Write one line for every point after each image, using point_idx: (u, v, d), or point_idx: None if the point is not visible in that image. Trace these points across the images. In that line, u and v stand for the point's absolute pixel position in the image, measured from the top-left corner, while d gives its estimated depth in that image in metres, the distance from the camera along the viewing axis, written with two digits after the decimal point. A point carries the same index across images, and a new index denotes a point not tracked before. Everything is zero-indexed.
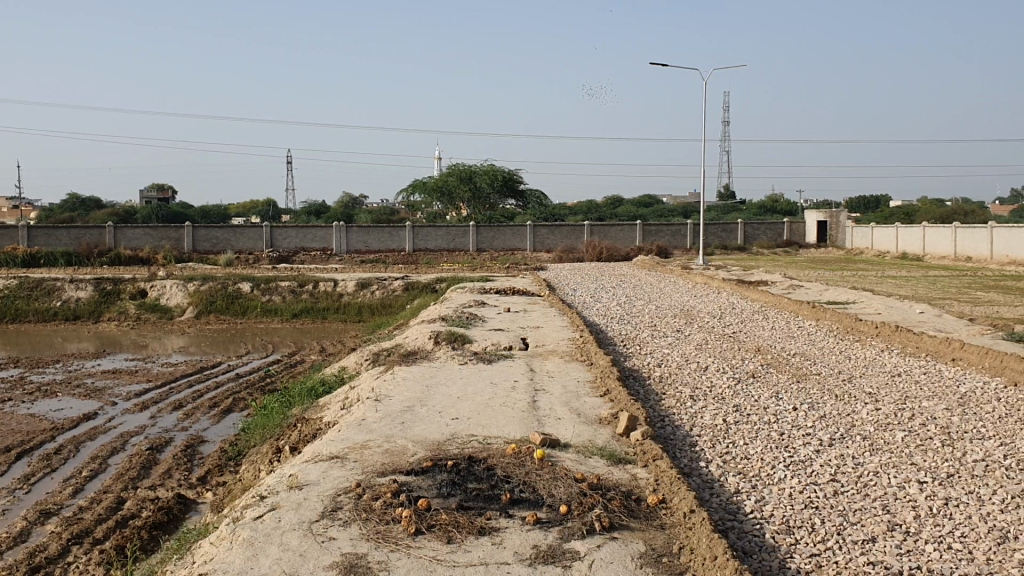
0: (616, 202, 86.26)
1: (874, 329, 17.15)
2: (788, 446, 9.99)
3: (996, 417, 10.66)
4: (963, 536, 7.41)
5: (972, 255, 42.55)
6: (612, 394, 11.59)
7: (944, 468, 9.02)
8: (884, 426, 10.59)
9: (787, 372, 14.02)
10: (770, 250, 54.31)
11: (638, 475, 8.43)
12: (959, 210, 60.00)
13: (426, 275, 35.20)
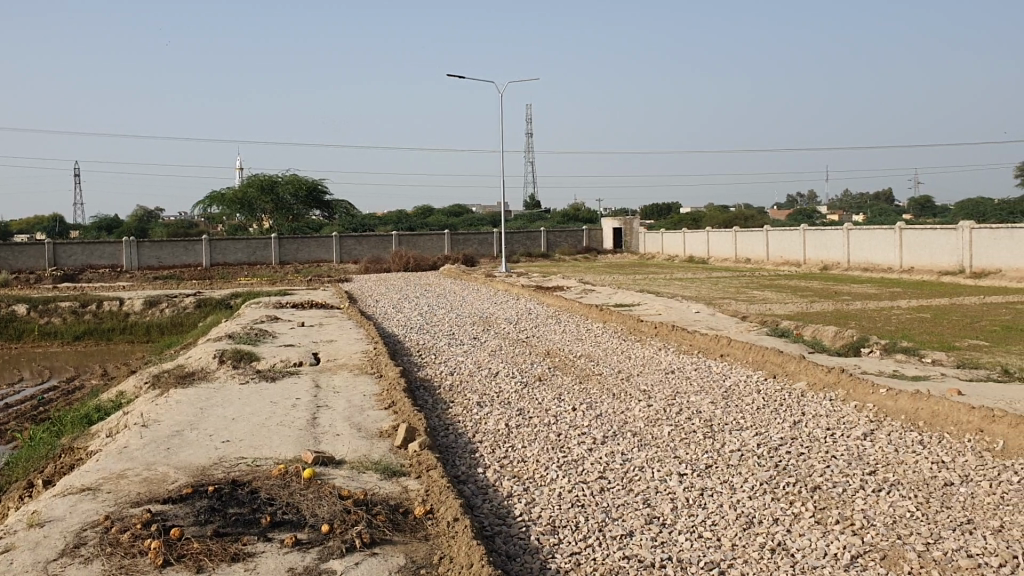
0: (425, 211, 86.75)
1: (654, 329, 17.98)
2: (563, 447, 10.25)
3: (754, 408, 11.37)
4: (713, 524, 7.80)
5: (751, 257, 45.65)
6: (396, 406, 11.50)
7: (702, 460, 9.51)
8: (654, 422, 11.07)
9: (572, 374, 14.45)
10: (572, 257, 56.10)
11: (409, 486, 8.35)
12: (739, 216, 64.35)
13: (221, 291, 33.92)
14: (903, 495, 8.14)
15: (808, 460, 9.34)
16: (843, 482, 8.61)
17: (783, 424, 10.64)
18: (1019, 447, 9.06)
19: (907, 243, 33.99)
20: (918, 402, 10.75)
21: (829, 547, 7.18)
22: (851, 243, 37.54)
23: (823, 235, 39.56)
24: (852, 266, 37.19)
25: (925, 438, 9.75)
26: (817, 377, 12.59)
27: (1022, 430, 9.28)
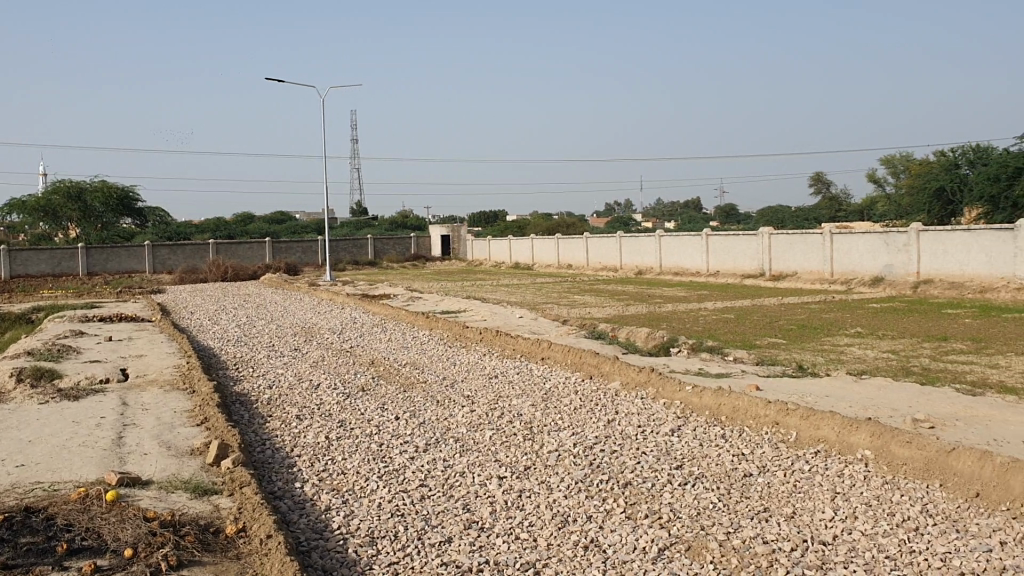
0: (247, 218, 84.22)
1: (477, 336, 18.21)
2: (384, 457, 10.19)
3: (571, 409, 11.71)
4: (529, 525, 7.96)
5: (572, 263, 46.97)
6: (209, 422, 11.08)
7: (522, 462, 9.69)
8: (475, 427, 11.19)
9: (395, 382, 14.37)
10: (399, 264, 55.87)
11: (221, 505, 8.07)
12: (562, 224, 66.18)
13: (20, 305, 31.58)
14: (707, 488, 8.56)
15: (620, 457, 9.71)
16: (652, 478, 8.99)
17: (599, 423, 11.01)
18: (809, 437, 9.76)
19: (714, 248, 35.97)
20: (721, 397, 11.40)
21: (638, 541, 7.44)
22: (663, 249, 39.35)
23: (637, 242, 41.23)
24: (664, 270, 39.00)
25: (728, 432, 10.34)
26: (630, 377, 13.11)
27: (813, 422, 9.98)
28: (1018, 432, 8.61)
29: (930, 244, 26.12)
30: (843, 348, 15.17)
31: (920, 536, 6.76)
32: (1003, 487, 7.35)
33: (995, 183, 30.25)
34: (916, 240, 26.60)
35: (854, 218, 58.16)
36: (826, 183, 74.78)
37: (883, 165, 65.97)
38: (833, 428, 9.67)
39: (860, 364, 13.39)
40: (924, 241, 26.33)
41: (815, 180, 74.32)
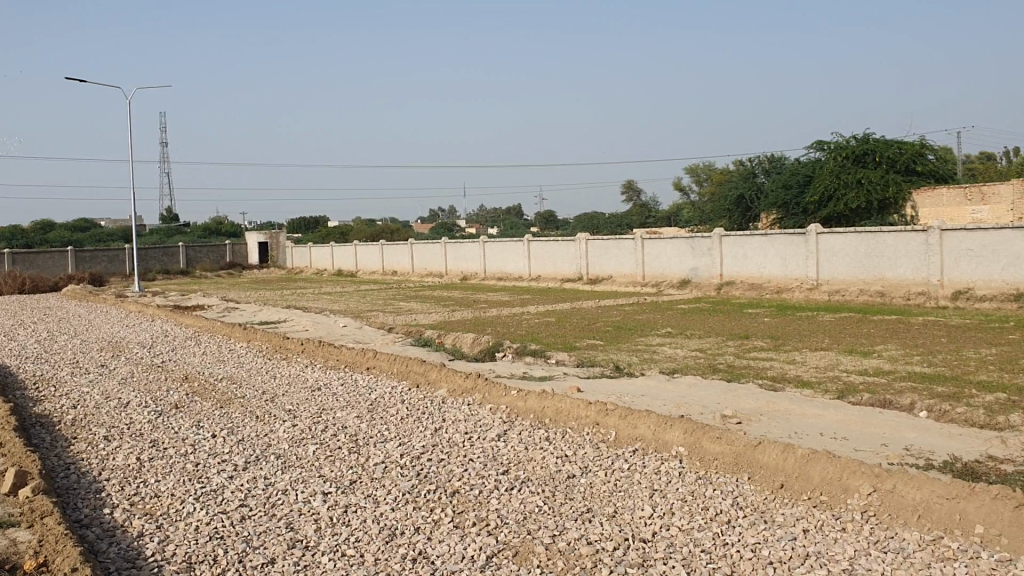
0: (45, 226, 78.58)
1: (299, 347, 17.75)
2: (202, 477, 9.73)
3: (397, 420, 11.60)
4: (356, 541, 7.81)
5: (397, 269, 46.73)
6: (5, 448, 10.21)
7: (347, 476, 9.51)
8: (298, 442, 10.88)
9: (213, 398, 13.75)
10: (215, 273, 53.71)
11: (19, 538, 7.45)
12: (385, 230, 65.75)
13: None
14: (533, 492, 8.68)
15: (447, 465, 9.70)
16: (479, 484, 9.03)
17: (425, 432, 10.97)
18: (628, 436, 10.10)
19: (535, 253, 36.74)
20: (545, 400, 11.63)
21: (466, 550, 7.42)
22: (487, 254, 39.84)
23: (461, 247, 41.52)
24: (488, 276, 39.47)
25: (551, 434, 10.55)
26: (456, 384, 13.14)
27: (631, 421, 10.34)
28: (815, 423, 9.22)
29: (732, 248, 27.71)
30: (657, 348, 15.82)
31: (731, 528, 7.08)
32: (802, 476, 7.82)
33: (787, 191, 32.44)
34: (720, 244, 28.11)
35: (663, 223, 60.94)
36: (638, 190, 77.93)
37: (689, 173, 69.40)
38: (650, 427, 10.04)
39: (672, 363, 13.99)
40: (727, 245, 27.90)
41: (627, 187, 77.30)
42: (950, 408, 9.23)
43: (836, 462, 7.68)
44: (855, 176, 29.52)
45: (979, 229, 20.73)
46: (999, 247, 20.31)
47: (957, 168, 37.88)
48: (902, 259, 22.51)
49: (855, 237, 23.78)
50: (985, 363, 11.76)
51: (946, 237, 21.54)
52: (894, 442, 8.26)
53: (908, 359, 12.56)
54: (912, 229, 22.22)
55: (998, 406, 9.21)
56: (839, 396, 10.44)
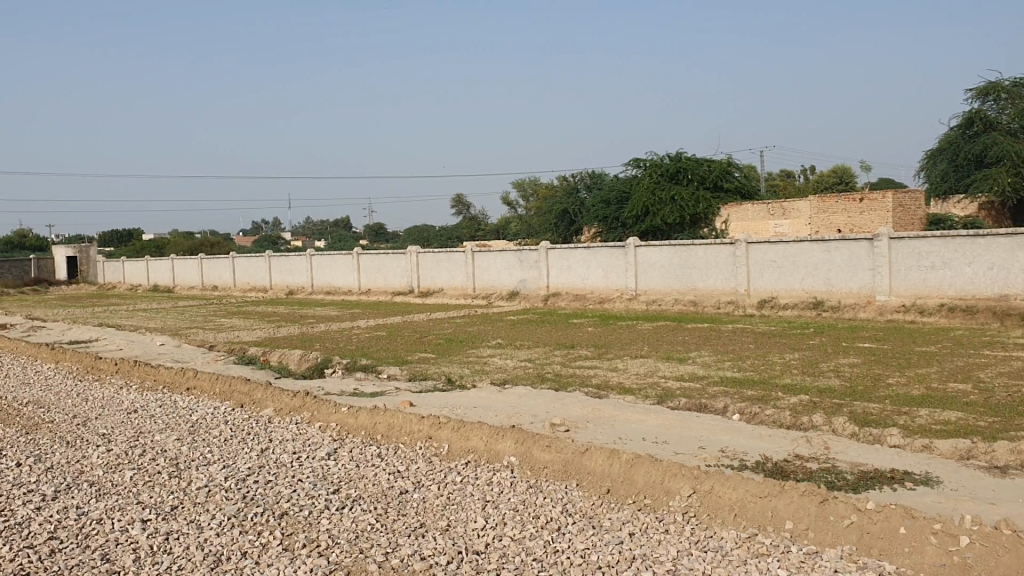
0: None
1: (113, 367, 16.77)
2: (4, 510, 9.01)
3: (221, 441, 11.16)
4: (179, 569, 7.44)
5: (219, 283, 45.02)
6: None
7: (168, 502, 9.06)
8: (114, 468, 10.27)
9: (16, 425, 12.76)
10: (16, 290, 49.98)
11: None
12: (205, 243, 63.32)
13: None
14: (364, 509, 8.55)
15: (275, 487, 9.41)
16: (308, 505, 8.81)
17: (251, 453, 10.60)
18: (460, 448, 10.12)
19: (364, 266, 36.37)
20: (376, 416, 11.50)
21: (297, 572, 7.20)
22: (313, 268, 39.07)
23: (286, 261, 40.53)
24: (315, 290, 38.71)
25: (383, 450, 10.45)
26: (284, 403, 12.78)
27: (462, 434, 10.39)
28: (638, 429, 9.59)
29: (558, 261, 28.40)
30: (486, 359, 15.98)
31: (562, 534, 7.22)
32: (627, 481, 8.09)
33: (607, 206, 33.61)
34: (545, 257, 28.74)
35: (491, 236, 61.83)
36: (466, 204, 78.56)
37: (515, 188, 70.66)
38: (481, 439, 10.11)
39: (502, 374, 14.17)
40: (552, 258, 28.55)
41: (456, 201, 77.83)
42: (759, 409, 9.82)
43: (659, 467, 7.99)
44: (669, 193, 30.76)
45: (781, 242, 22.18)
46: (798, 258, 21.80)
47: (760, 188, 40.57)
48: (713, 270, 23.75)
49: (670, 250, 24.88)
50: (790, 366, 12.60)
51: (751, 249, 22.93)
52: (711, 444, 8.70)
53: (721, 364, 13.28)
54: (722, 241, 23.53)
55: (801, 406, 9.88)
56: (660, 401, 10.89)
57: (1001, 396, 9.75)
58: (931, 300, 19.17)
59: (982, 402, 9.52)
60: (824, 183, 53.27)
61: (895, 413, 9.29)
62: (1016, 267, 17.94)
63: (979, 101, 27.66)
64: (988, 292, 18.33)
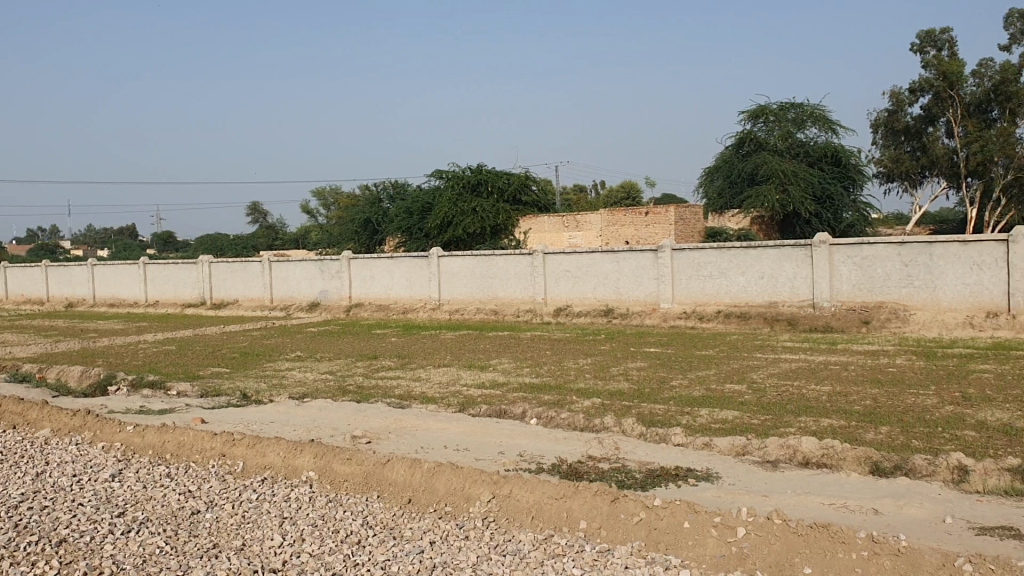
0: None
1: None
2: None
3: None
4: None
5: None
6: None
7: None
8: None
9: None
10: None
11: None
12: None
13: None
14: (152, 532, 8.07)
15: (52, 513, 8.72)
16: (90, 531, 8.21)
17: (23, 479, 9.78)
18: (256, 465, 9.79)
19: (153, 277, 34.51)
20: (165, 435, 10.93)
21: None
22: (96, 278, 36.69)
23: (65, 271, 37.82)
24: (98, 302, 36.35)
25: (173, 469, 9.93)
26: (61, 424, 11.90)
27: (258, 450, 10.05)
28: (437, 437, 9.64)
29: (359, 271, 28.09)
30: (284, 373, 15.54)
31: (362, 547, 7.10)
32: (428, 489, 8.10)
33: (409, 216, 33.60)
34: (347, 267, 28.35)
35: (290, 246, 60.35)
36: (263, 213, 76.18)
37: (314, 197, 69.26)
38: (279, 454, 9.83)
39: (301, 387, 13.81)
40: (354, 268, 28.21)
41: (252, 210, 75.32)
42: (555, 413, 10.12)
43: (458, 474, 8.05)
44: (471, 204, 31.07)
45: (575, 252, 22.95)
46: (591, 268, 22.62)
47: (557, 201, 41.91)
48: (512, 280, 24.26)
49: (470, 260, 25.18)
50: (583, 371, 13.09)
51: (548, 259, 23.57)
52: (509, 449, 8.88)
53: (520, 371, 13.60)
54: (520, 252, 24.07)
55: (594, 409, 10.27)
56: (460, 409, 11.00)
57: (771, 395, 10.56)
58: (710, 307, 20.49)
59: (755, 401, 10.28)
60: (614, 198, 55.69)
61: (679, 413, 9.86)
62: (783, 277, 19.49)
63: (750, 123, 29.81)
64: (759, 299, 19.81)
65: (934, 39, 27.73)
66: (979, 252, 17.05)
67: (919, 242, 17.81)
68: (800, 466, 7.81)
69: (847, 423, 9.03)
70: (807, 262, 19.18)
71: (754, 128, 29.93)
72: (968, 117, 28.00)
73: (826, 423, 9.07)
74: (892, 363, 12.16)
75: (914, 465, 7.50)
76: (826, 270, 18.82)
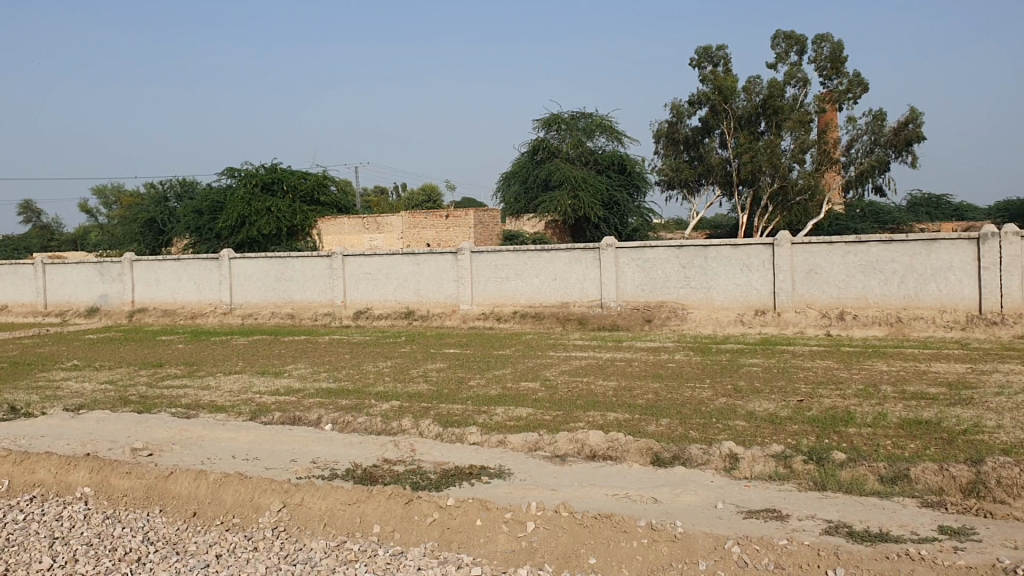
0: None
1: None
2: None
3: None
4: None
5: None
6: None
7: None
8: None
9: None
10: None
11: None
12: None
13: None
14: None
15: None
16: None
17: None
18: (24, 483, 9.04)
19: None
20: None
21: None
22: None
23: None
24: None
25: None
26: None
27: (26, 467, 9.27)
28: (227, 447, 9.27)
29: (143, 273, 26.60)
30: (58, 384, 14.42)
31: (142, 566, 6.69)
32: (215, 501, 7.77)
33: (199, 216, 32.15)
34: (130, 270, 26.76)
35: (66, 248, 56.08)
36: (36, 212, 70.51)
37: (94, 196, 64.88)
38: (50, 470, 9.11)
39: (77, 399, 12.86)
40: (137, 271, 26.68)
41: (24, 208, 69.56)
42: (351, 417, 9.97)
43: (247, 484, 7.75)
44: (264, 204, 30.12)
45: (374, 255, 22.72)
46: (389, 270, 22.49)
47: (355, 203, 41.44)
48: (308, 283, 23.72)
49: (264, 262, 24.41)
50: (381, 374, 13.00)
51: (347, 261, 23.19)
52: (302, 456, 8.68)
53: (316, 376, 13.32)
54: (315, 254, 23.58)
55: (392, 412, 10.23)
56: (252, 417, 10.63)
57: (563, 391, 10.91)
58: (506, 308, 20.90)
59: (547, 397, 10.58)
60: (413, 201, 55.61)
61: (475, 412, 9.98)
62: (574, 278, 20.17)
63: (543, 131, 30.65)
64: (552, 300, 20.41)
65: (710, 55, 29.56)
66: (748, 254, 18.41)
67: (695, 246, 18.98)
68: (587, 459, 8.12)
69: (631, 417, 9.47)
70: (596, 264, 19.96)
71: (547, 136, 30.80)
72: (740, 130, 30.09)
73: (613, 417, 9.47)
74: (672, 358, 12.88)
75: (691, 454, 7.96)
76: (613, 273, 19.65)
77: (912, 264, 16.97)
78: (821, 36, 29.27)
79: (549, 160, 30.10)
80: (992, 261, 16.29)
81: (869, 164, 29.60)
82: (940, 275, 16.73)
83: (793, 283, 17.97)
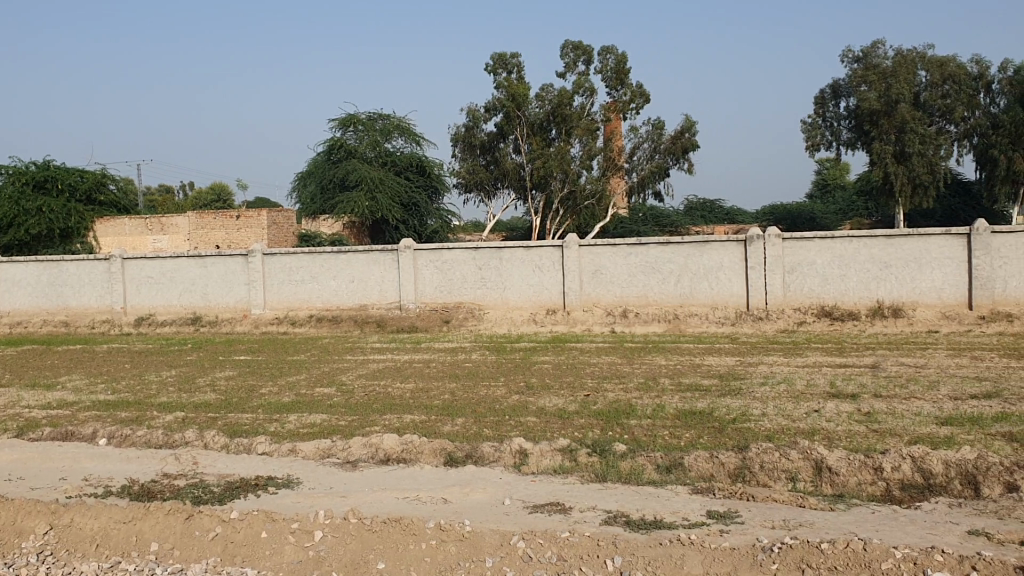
0: None
1: None
2: None
3: None
4: None
5: None
6: None
7: None
8: None
9: None
10: None
11: None
12: None
13: None
14: None
15: None
16: None
17: None
18: None
19: None
20: None
21: None
22: None
23: None
24: None
25: None
26: None
27: None
28: None
29: None
30: None
31: None
32: None
33: None
34: None
35: None
36: None
37: None
38: None
39: None
40: None
41: None
42: (130, 431, 9.45)
43: (9, 506, 7.18)
44: (36, 204, 28.03)
45: (157, 257, 21.65)
46: (175, 274, 21.50)
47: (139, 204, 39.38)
48: (85, 287, 22.26)
49: (35, 266, 22.71)
50: (165, 384, 12.38)
51: (127, 265, 21.96)
52: (73, 474, 8.14)
53: (93, 388, 12.52)
54: (91, 257, 22.16)
55: (175, 423, 9.79)
56: (18, 434, 9.84)
57: (359, 395, 10.81)
58: (301, 312, 20.47)
59: (342, 402, 10.45)
60: (202, 201, 53.42)
61: (267, 421, 9.73)
62: (371, 281, 20.04)
63: (340, 131, 30.17)
64: (349, 303, 20.19)
65: (505, 62, 30.13)
66: (540, 256, 18.93)
67: (490, 248, 19.29)
68: (380, 462, 8.10)
69: (427, 418, 9.53)
70: (394, 266, 19.91)
71: (344, 135, 30.35)
72: (532, 135, 30.61)
73: (409, 420, 9.50)
74: (468, 359, 13.05)
75: (482, 453, 8.11)
76: (410, 274, 19.68)
77: (687, 264, 18.06)
78: (606, 48, 30.44)
79: (346, 160, 29.68)
80: (757, 261, 17.61)
81: (651, 169, 31.08)
82: (712, 275, 17.91)
83: (581, 283, 18.69)
